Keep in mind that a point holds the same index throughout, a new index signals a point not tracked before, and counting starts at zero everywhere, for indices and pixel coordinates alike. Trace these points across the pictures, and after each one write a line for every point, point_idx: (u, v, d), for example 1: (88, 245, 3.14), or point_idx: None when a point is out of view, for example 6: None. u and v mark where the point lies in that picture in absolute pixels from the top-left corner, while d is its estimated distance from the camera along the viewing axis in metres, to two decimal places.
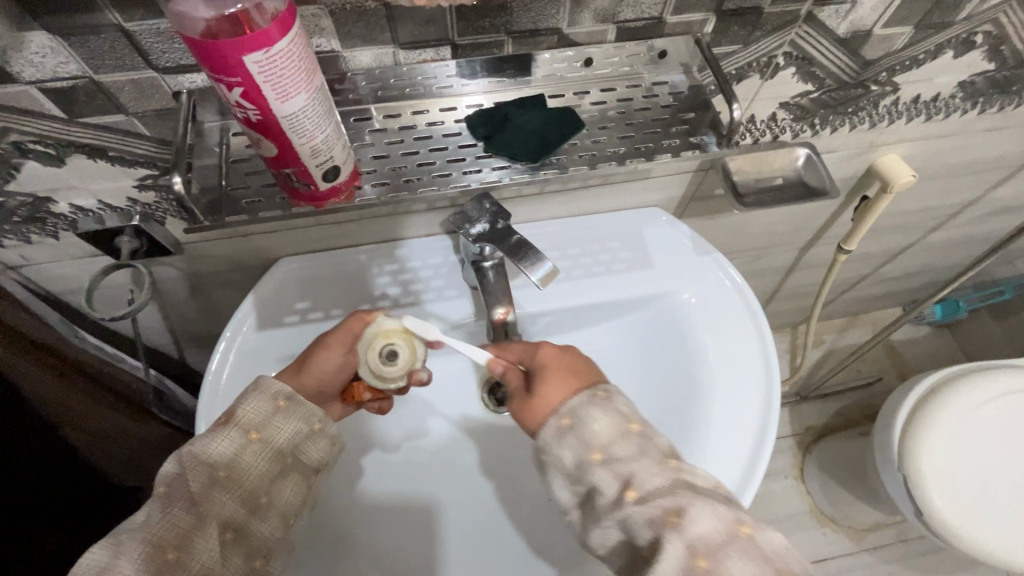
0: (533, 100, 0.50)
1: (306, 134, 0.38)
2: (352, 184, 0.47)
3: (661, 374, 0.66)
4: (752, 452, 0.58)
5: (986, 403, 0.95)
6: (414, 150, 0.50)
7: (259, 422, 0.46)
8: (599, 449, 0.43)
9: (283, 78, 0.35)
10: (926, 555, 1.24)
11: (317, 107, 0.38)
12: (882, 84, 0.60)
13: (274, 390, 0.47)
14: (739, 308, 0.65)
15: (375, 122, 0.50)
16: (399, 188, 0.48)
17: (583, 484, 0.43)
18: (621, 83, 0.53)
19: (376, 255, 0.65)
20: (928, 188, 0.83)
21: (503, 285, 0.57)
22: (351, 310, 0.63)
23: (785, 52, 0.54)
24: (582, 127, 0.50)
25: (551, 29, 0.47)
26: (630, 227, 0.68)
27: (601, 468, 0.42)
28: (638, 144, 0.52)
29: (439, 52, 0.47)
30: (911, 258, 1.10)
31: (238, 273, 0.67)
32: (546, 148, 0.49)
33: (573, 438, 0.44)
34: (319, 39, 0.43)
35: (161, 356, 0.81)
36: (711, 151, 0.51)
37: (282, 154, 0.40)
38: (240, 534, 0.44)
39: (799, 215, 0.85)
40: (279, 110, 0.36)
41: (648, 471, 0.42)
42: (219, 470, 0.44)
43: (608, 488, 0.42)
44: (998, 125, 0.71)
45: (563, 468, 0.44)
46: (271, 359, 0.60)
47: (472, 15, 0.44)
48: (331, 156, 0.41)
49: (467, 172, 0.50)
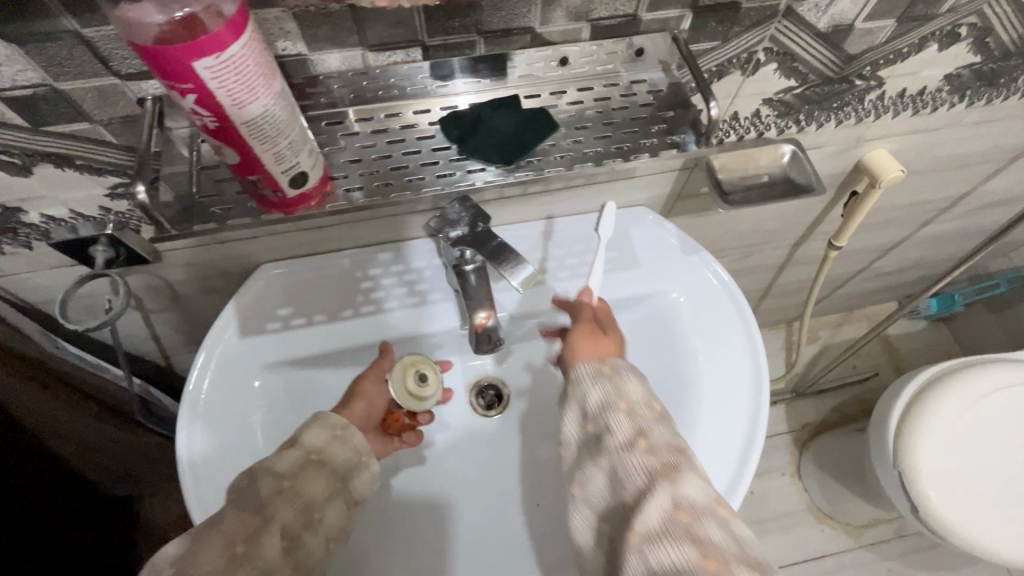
0: (508, 101, 0.49)
1: (268, 141, 0.37)
2: (322, 190, 0.46)
3: (652, 375, 0.66)
4: (745, 440, 0.59)
5: (980, 398, 0.94)
6: (387, 154, 0.49)
7: (319, 446, 0.50)
8: (627, 402, 0.49)
9: (239, 84, 0.33)
10: (924, 551, 1.24)
11: (278, 112, 0.36)
12: (866, 78, 0.58)
13: (333, 421, 0.52)
14: (726, 302, 0.65)
15: (346, 125, 0.49)
16: (374, 193, 0.47)
17: (596, 424, 0.48)
18: (597, 82, 0.51)
19: (359, 260, 0.66)
20: (920, 183, 0.83)
21: (485, 288, 0.55)
22: (335, 315, 0.64)
23: (766, 47, 0.52)
24: (558, 127, 0.50)
25: (523, 28, 0.45)
26: (616, 228, 0.68)
27: (623, 415, 0.48)
28: (617, 144, 0.50)
29: (410, 54, 0.45)
30: (904, 252, 1.10)
31: (219, 279, 0.66)
32: (521, 150, 0.48)
33: (609, 385, 0.50)
34: (284, 43, 0.42)
35: (144, 363, 0.80)
36: (692, 150, 0.50)
37: (244, 162, 0.38)
38: (293, 547, 0.45)
39: (789, 213, 0.84)
40: (236, 116, 0.35)
41: (663, 432, 0.47)
42: (285, 481, 0.47)
43: (620, 431, 0.47)
44: (986, 118, 0.70)
45: (583, 404, 0.50)
46: (253, 367, 0.62)
47: (441, 15, 0.43)
48: (297, 163, 0.40)
49: (440, 176, 0.49)
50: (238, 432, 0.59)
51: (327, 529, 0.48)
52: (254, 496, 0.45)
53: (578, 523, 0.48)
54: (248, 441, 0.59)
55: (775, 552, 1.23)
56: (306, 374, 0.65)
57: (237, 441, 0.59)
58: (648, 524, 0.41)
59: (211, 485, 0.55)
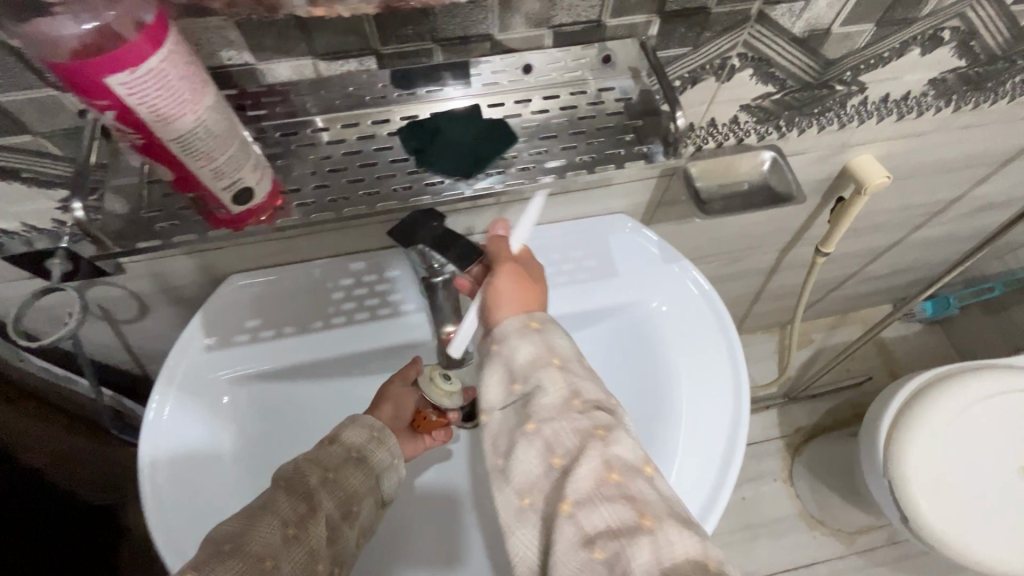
0: (467, 111, 0.47)
1: (201, 156, 0.35)
2: (273, 204, 0.44)
3: (632, 386, 0.64)
4: (726, 450, 0.58)
5: (971, 405, 0.93)
6: (342, 167, 0.47)
7: (359, 444, 0.55)
8: (558, 355, 0.43)
9: (161, 98, 0.32)
10: (917, 558, 1.22)
11: (211, 127, 0.35)
12: (847, 83, 0.57)
13: (368, 422, 0.56)
14: (705, 310, 0.64)
15: (299, 137, 0.46)
16: (324, 209, 0.46)
17: (528, 383, 0.42)
18: (566, 89, 0.49)
19: (330, 270, 0.64)
20: (910, 187, 0.81)
21: (452, 303, 0.55)
22: (304, 328, 0.63)
23: (739, 53, 0.50)
24: (515, 137, 0.48)
25: (482, 35, 0.44)
26: (595, 237, 0.67)
27: (556, 370, 0.42)
28: (582, 155, 0.49)
29: (364, 63, 0.44)
30: (896, 256, 1.08)
31: (186, 290, 0.65)
32: (480, 163, 0.47)
33: (539, 341, 0.44)
34: (229, 52, 0.40)
35: (115, 375, 0.79)
36: (659, 161, 0.50)
37: (181, 178, 0.37)
38: (333, 535, 0.48)
39: (776, 219, 0.82)
40: (163, 132, 0.33)
41: (594, 390, 0.43)
42: (328, 472, 0.51)
43: (555, 389, 0.42)
44: (974, 123, 0.68)
45: (511, 363, 0.44)
46: (219, 381, 0.60)
47: (393, 22, 0.41)
48: (239, 178, 0.38)
49: (398, 189, 0.48)
50: (206, 465, 0.57)
51: (361, 524, 0.51)
52: (303, 483, 0.49)
53: (499, 504, 0.41)
54: (218, 474, 0.57)
55: (766, 560, 1.22)
56: (273, 394, 0.63)
57: (206, 474, 0.56)
58: (582, 489, 0.37)
59: (186, 525, 0.53)
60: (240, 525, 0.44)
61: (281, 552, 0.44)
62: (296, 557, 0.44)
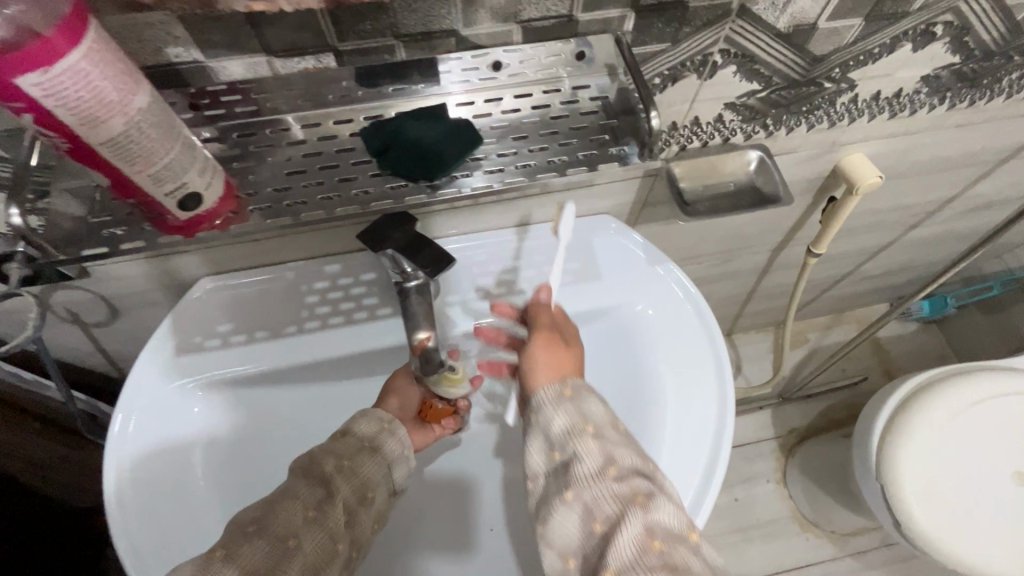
0: (433, 111, 0.46)
1: (134, 160, 0.35)
2: (228, 209, 0.42)
3: (617, 393, 0.63)
4: (709, 458, 0.56)
5: (968, 408, 0.91)
6: (302, 168, 0.45)
7: (372, 435, 0.53)
8: (592, 423, 0.46)
9: (82, 101, 0.31)
10: (911, 560, 1.21)
11: (143, 129, 0.34)
12: (836, 81, 0.55)
13: (380, 414, 0.55)
14: (690, 314, 0.62)
15: (259, 138, 0.45)
16: (280, 213, 0.44)
17: (564, 451, 0.45)
18: (539, 87, 0.48)
19: (303, 273, 0.62)
20: (905, 187, 0.79)
21: (426, 309, 0.51)
22: (278, 333, 0.61)
23: (721, 49, 0.48)
24: (479, 141, 0.46)
25: (446, 30, 0.42)
26: (580, 238, 0.65)
27: (590, 439, 0.45)
28: (552, 157, 0.48)
29: (322, 60, 0.42)
30: (891, 256, 1.06)
31: (156, 293, 0.63)
32: (440, 165, 0.45)
33: (572, 409, 0.47)
34: (176, 49, 0.38)
35: (89, 379, 0.77)
36: (633, 164, 0.47)
37: (118, 183, 0.37)
38: (351, 519, 0.48)
39: (767, 219, 0.80)
40: (87, 136, 0.33)
41: (628, 455, 0.44)
42: (344, 460, 0.50)
43: (589, 457, 0.44)
44: (970, 121, 0.66)
45: (547, 432, 0.47)
46: (190, 390, 0.59)
47: (349, 17, 0.39)
48: (180, 183, 0.38)
49: (359, 193, 0.46)
50: (178, 483, 0.55)
51: (377, 509, 0.51)
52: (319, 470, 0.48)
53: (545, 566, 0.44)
54: (191, 491, 0.55)
55: (758, 562, 1.20)
56: (248, 403, 0.62)
57: (179, 493, 0.55)
58: (622, 558, 0.39)
59: (159, 547, 0.51)
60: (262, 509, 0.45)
61: (303, 531, 0.44)
62: (317, 537, 0.45)
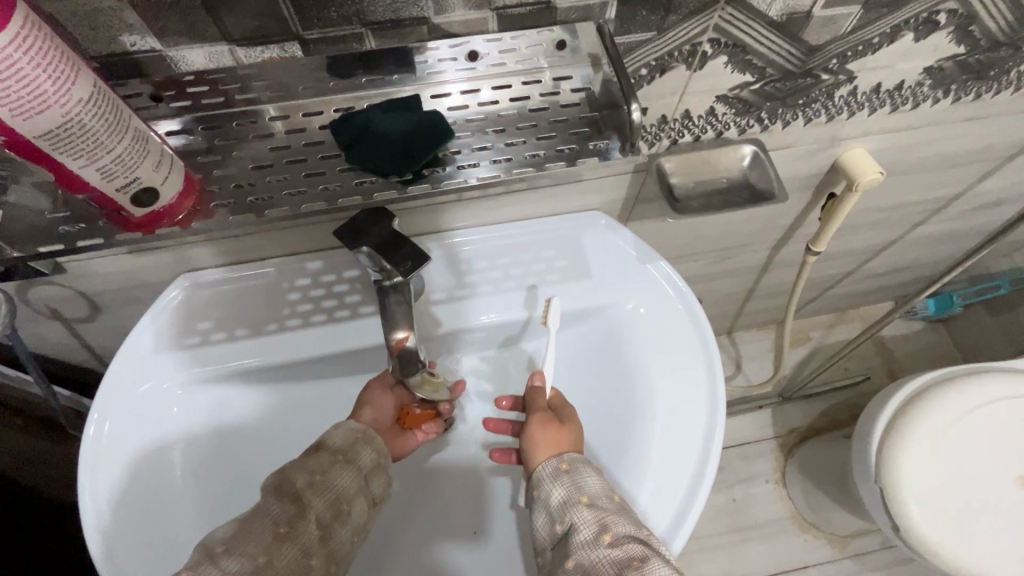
0: (401, 103, 0.44)
1: (80, 155, 0.34)
2: (190, 204, 0.43)
3: (606, 394, 0.61)
4: (698, 462, 0.54)
5: (970, 412, 0.88)
6: (268, 164, 0.45)
7: (343, 446, 0.51)
8: (587, 494, 0.48)
9: (16, 92, 0.30)
10: (911, 563, 1.19)
11: (86, 122, 0.33)
12: (834, 72, 0.52)
13: (353, 425, 0.53)
14: (681, 314, 0.60)
15: (225, 131, 0.44)
16: (245, 210, 0.43)
17: (563, 522, 0.47)
18: (518, 78, 0.46)
19: (285, 269, 0.61)
20: (908, 183, 0.76)
21: (405, 309, 0.50)
22: (257, 331, 0.59)
23: (710, 38, 0.46)
24: (451, 134, 0.45)
25: (416, 18, 0.40)
26: (569, 235, 0.63)
27: (584, 508, 0.47)
28: (530, 152, 0.46)
29: (287, 49, 0.41)
30: (895, 254, 1.03)
31: (138, 289, 0.62)
32: (410, 159, 0.44)
33: (567, 483, 0.49)
34: (132, 37, 0.38)
35: (78, 372, 0.77)
36: (614, 159, 0.46)
37: (66, 179, 0.36)
38: (326, 534, 0.47)
39: (765, 216, 0.78)
40: (25, 129, 0.32)
41: (622, 522, 0.45)
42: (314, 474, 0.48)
43: (585, 527, 0.45)
44: (977, 114, 0.63)
45: (548, 505, 0.49)
46: (172, 390, 0.58)
47: (311, 4, 0.38)
48: (132, 176, 0.37)
49: (327, 188, 0.45)
50: (156, 486, 0.54)
51: (355, 523, 0.49)
52: (289, 487, 0.47)
53: None
54: (170, 493, 0.54)
55: (755, 563, 1.19)
56: (227, 400, 0.60)
57: (157, 495, 0.54)
58: None
59: (138, 552, 0.50)
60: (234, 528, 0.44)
61: (273, 550, 0.43)
62: (289, 554, 0.44)
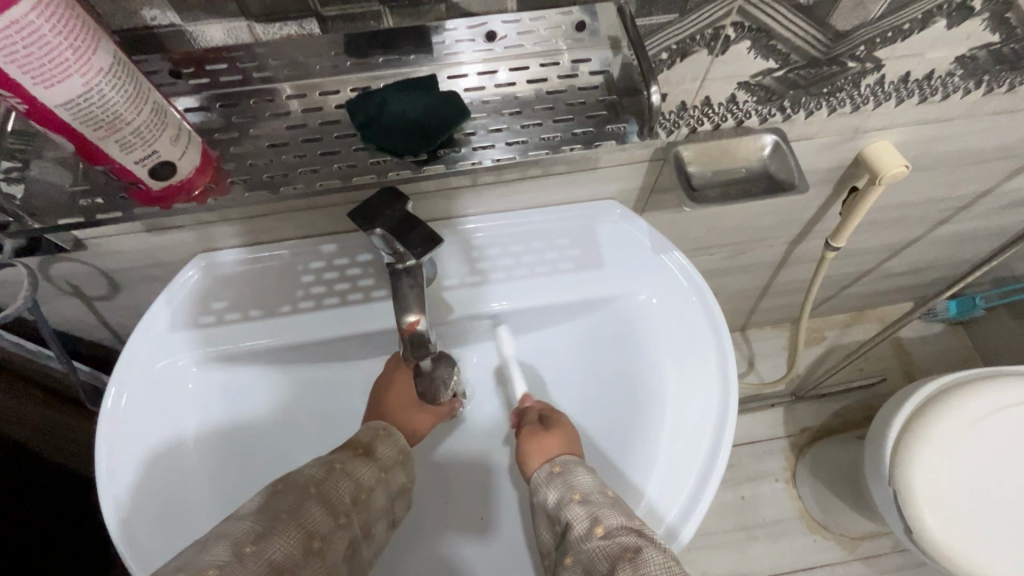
0: (416, 84, 0.44)
1: (100, 125, 0.35)
2: (206, 180, 0.43)
3: (615, 386, 0.60)
4: (710, 453, 0.53)
5: (989, 415, 0.86)
6: (284, 142, 0.45)
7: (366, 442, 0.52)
8: (579, 492, 0.48)
9: (37, 59, 0.30)
10: (923, 566, 1.17)
11: (106, 92, 0.34)
12: (860, 59, 0.52)
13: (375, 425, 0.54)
14: (694, 305, 0.59)
15: (242, 108, 0.45)
16: (259, 187, 0.43)
17: (560, 521, 0.47)
18: (534, 60, 0.46)
19: (300, 252, 0.62)
20: (935, 179, 0.74)
21: (417, 292, 0.49)
22: (270, 311, 0.60)
23: (733, 22, 0.46)
24: (466, 112, 0.44)
25: None
26: (582, 223, 0.62)
27: (578, 505, 0.46)
28: (546, 134, 0.45)
29: (305, 25, 0.41)
30: (916, 253, 1.01)
31: (159, 269, 0.63)
32: (426, 136, 0.44)
33: (560, 482, 0.49)
34: (152, 12, 0.38)
35: (97, 350, 0.78)
36: (631, 142, 0.45)
37: (85, 150, 0.36)
38: (353, 553, 0.45)
39: (783, 209, 0.76)
40: (45, 98, 0.32)
41: (614, 514, 0.45)
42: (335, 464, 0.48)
43: (578, 522, 0.45)
44: (1010, 107, 0.61)
45: (546, 508, 0.49)
46: (187, 368, 0.59)
47: None
48: (150, 148, 0.37)
49: (337, 168, 0.45)
50: (172, 462, 0.55)
51: (373, 513, 0.48)
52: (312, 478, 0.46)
53: None
54: (184, 467, 0.55)
55: (763, 562, 1.18)
56: (240, 377, 0.61)
57: (172, 469, 0.54)
58: None
59: (151, 524, 0.51)
60: (265, 527, 0.40)
61: (301, 563, 0.40)
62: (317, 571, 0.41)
